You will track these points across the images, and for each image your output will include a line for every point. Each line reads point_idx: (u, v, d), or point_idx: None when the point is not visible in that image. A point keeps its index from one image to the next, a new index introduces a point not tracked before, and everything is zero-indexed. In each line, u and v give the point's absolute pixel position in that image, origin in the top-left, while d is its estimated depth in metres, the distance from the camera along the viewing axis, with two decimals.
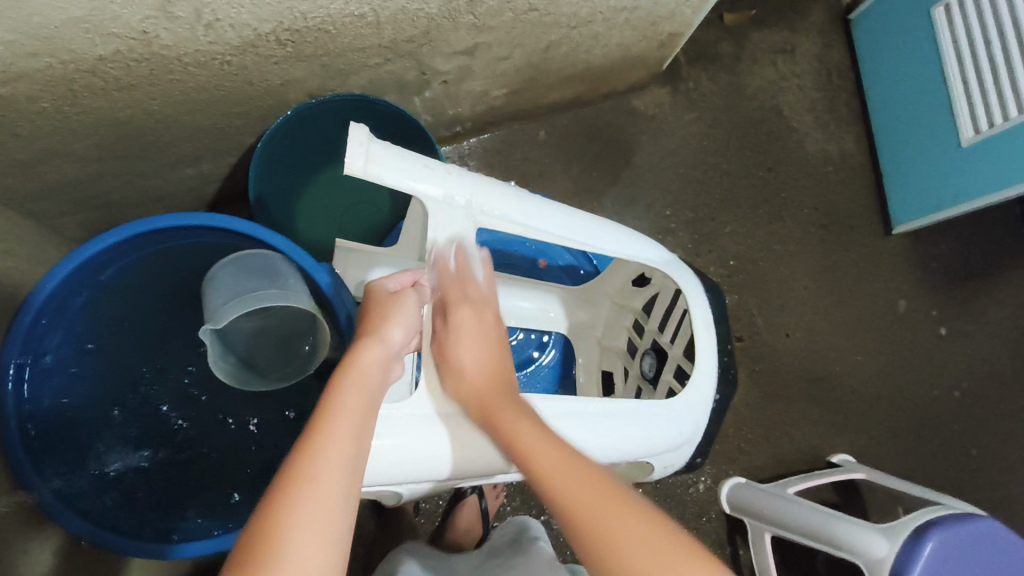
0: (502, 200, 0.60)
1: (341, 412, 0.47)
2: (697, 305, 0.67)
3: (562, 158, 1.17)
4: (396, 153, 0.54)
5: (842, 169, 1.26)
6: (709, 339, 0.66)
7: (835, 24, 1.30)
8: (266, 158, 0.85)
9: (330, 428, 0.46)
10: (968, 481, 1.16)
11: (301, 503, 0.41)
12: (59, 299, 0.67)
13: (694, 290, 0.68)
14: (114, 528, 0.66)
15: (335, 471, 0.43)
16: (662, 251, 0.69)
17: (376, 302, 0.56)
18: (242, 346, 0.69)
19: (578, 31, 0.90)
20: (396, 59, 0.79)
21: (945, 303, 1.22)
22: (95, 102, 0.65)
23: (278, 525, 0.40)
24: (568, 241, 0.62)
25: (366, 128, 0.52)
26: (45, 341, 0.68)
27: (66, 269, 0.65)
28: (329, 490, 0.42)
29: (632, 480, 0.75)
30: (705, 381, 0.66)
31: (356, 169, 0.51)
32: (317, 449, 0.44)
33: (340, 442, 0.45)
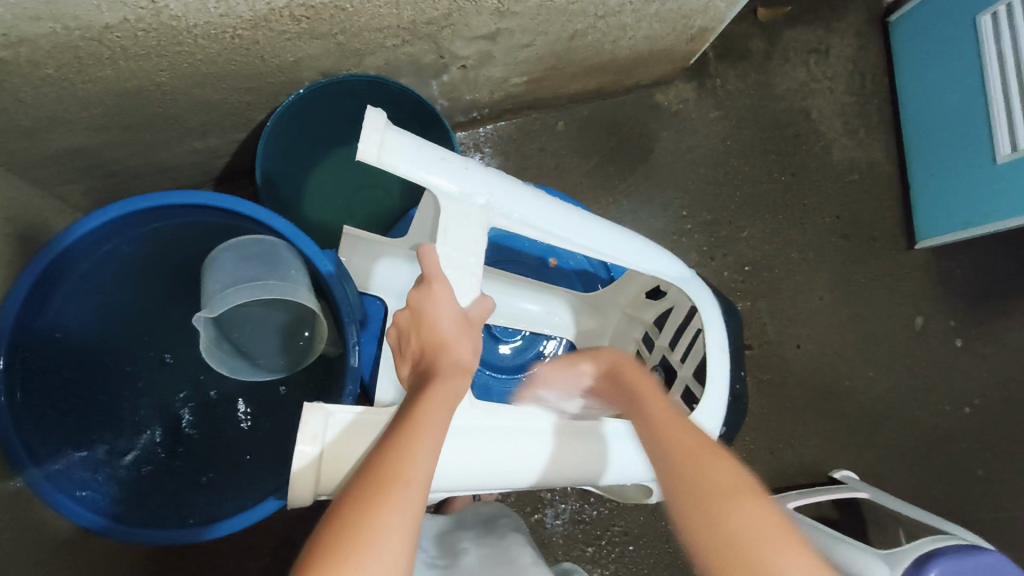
0: (522, 203, 0.56)
1: (431, 428, 0.46)
2: (714, 327, 0.65)
3: (579, 150, 1.14)
4: (413, 143, 0.51)
5: (868, 179, 1.22)
6: (722, 362, 0.64)
7: (873, 26, 1.25)
8: (274, 136, 0.83)
9: (421, 446, 0.44)
10: (973, 503, 1.14)
11: (387, 506, 0.41)
12: (54, 272, 0.65)
13: (711, 312, 0.65)
14: (104, 512, 0.64)
15: (421, 495, 0.43)
16: (682, 267, 0.66)
17: (449, 313, 0.51)
18: (236, 330, 0.69)
19: (605, 21, 0.86)
20: (414, 41, 0.76)
21: (964, 323, 1.19)
22: (102, 71, 0.62)
23: (366, 543, 0.39)
24: (586, 249, 0.59)
25: (383, 113, 0.49)
26: (39, 315, 0.66)
27: (61, 243, 0.63)
28: (416, 515, 0.42)
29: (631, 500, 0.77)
30: (717, 409, 0.63)
31: (370, 158, 0.49)
32: (409, 470, 0.43)
33: (428, 465, 0.44)
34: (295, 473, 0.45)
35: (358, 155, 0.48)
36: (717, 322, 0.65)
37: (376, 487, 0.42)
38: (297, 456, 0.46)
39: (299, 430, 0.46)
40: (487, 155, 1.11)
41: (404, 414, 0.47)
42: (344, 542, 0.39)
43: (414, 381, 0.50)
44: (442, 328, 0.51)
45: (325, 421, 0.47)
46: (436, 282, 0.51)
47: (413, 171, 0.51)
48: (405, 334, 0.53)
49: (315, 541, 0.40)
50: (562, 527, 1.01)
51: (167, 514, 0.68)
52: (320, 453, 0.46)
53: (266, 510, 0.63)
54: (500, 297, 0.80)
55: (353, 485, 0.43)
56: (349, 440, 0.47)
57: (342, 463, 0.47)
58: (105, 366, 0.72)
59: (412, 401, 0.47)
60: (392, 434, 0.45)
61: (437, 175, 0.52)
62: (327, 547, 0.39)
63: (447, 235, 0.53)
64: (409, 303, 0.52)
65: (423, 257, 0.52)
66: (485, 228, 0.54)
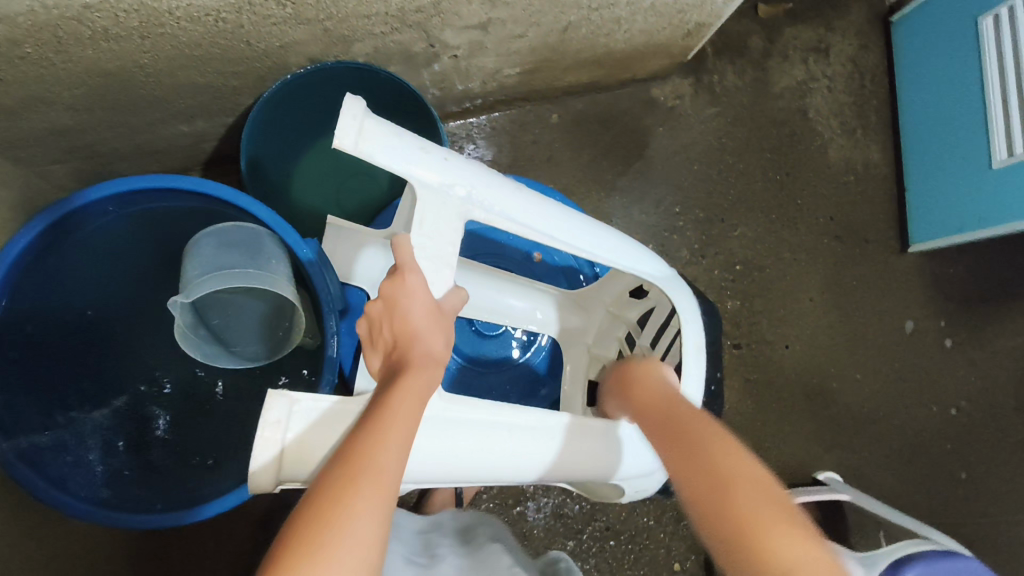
0: (501, 197, 0.55)
1: (402, 420, 0.45)
2: (690, 326, 0.66)
3: (573, 144, 1.13)
4: (392, 132, 0.49)
5: (864, 180, 1.21)
6: (698, 363, 0.65)
7: (874, 25, 1.24)
8: (260, 121, 0.82)
9: (393, 437, 0.44)
10: (955, 506, 1.14)
11: (360, 501, 0.41)
12: (38, 247, 0.66)
13: (690, 311, 0.67)
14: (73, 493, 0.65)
15: (393, 485, 0.43)
16: (662, 266, 0.68)
17: (422, 304, 0.50)
18: (215, 314, 0.69)
19: (598, 13, 0.85)
20: (403, 29, 0.76)
21: (954, 328, 1.18)
22: (82, 51, 0.62)
23: (337, 533, 0.39)
24: (566, 244, 0.59)
25: (362, 100, 0.48)
26: (23, 289, 0.66)
27: (46, 220, 0.64)
28: (388, 505, 0.42)
29: (603, 498, 0.78)
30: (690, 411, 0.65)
31: (347, 146, 0.47)
32: (380, 461, 0.43)
33: (400, 456, 0.44)
34: (256, 461, 0.44)
35: (334, 142, 0.46)
36: (693, 320, 0.66)
37: (350, 478, 0.42)
38: (258, 443, 0.45)
39: (261, 417, 0.45)
40: (480, 146, 1.10)
41: (376, 404, 0.46)
42: (315, 531, 0.39)
43: (385, 373, 0.49)
44: (415, 319, 0.50)
45: (289, 408, 0.46)
46: (409, 274, 0.50)
47: (392, 160, 0.49)
48: (374, 324, 0.51)
49: (283, 534, 0.40)
50: (544, 520, 1.02)
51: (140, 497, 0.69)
52: (284, 442, 0.45)
53: (234, 500, 0.63)
54: (478, 292, 0.76)
55: (323, 478, 0.42)
56: (312, 429, 0.46)
57: (304, 453, 0.46)
58: (84, 349, 0.72)
59: (384, 392, 0.47)
60: (362, 426, 0.45)
61: (416, 166, 0.50)
62: (300, 537, 0.39)
63: (424, 226, 0.52)
64: (380, 293, 0.51)
65: (397, 247, 0.50)
66: (462, 221, 0.53)
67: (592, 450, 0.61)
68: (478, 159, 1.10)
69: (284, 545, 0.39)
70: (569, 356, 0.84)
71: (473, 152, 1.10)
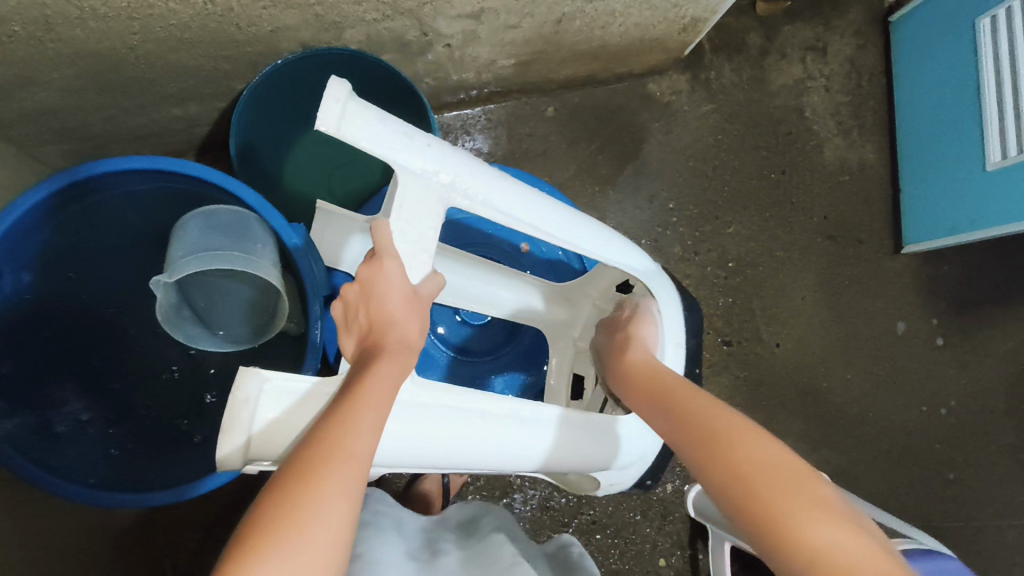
0: (487, 186, 0.54)
1: (375, 402, 0.45)
2: (671, 323, 0.70)
3: (568, 137, 1.13)
4: (376, 116, 0.47)
5: (859, 180, 1.21)
6: (677, 355, 0.70)
7: (872, 25, 1.23)
8: (250, 106, 0.82)
9: (367, 417, 0.44)
10: (942, 507, 1.14)
11: (330, 479, 0.41)
12: (33, 219, 0.65)
13: (670, 301, 0.70)
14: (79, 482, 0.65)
15: (364, 467, 0.43)
16: (645, 260, 0.68)
17: (399, 290, 0.50)
18: (200, 299, 0.69)
19: (593, 5, 0.85)
20: (395, 16, 0.76)
21: (945, 330, 1.18)
22: (71, 31, 0.62)
23: (307, 513, 0.39)
24: (551, 237, 0.59)
25: (347, 82, 0.45)
26: (16, 259, 0.66)
27: (44, 192, 0.64)
28: (359, 486, 0.42)
29: (579, 490, 0.79)
30: None
31: (329, 130, 0.45)
32: (352, 443, 0.43)
33: (372, 438, 0.44)
34: (224, 436, 0.44)
35: (317, 125, 0.44)
36: (677, 315, 0.70)
37: (321, 456, 0.42)
38: (228, 420, 0.45)
39: (231, 395, 0.45)
40: (476, 138, 1.10)
41: (349, 384, 0.46)
42: (285, 511, 0.39)
43: (359, 357, 0.49)
44: (392, 305, 0.50)
45: (260, 386, 0.46)
46: (387, 259, 0.49)
47: (375, 144, 0.47)
48: (351, 307, 0.51)
49: (254, 508, 0.40)
50: (530, 512, 1.02)
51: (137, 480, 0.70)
52: (251, 421, 0.45)
53: (222, 480, 0.63)
54: (469, 281, 0.75)
55: (294, 456, 0.42)
56: (284, 408, 0.46)
57: (274, 431, 0.46)
58: (70, 329, 0.72)
59: (358, 376, 0.47)
60: (334, 406, 0.45)
61: (399, 151, 0.49)
62: (269, 517, 0.39)
63: (404, 212, 0.50)
64: (358, 277, 0.50)
65: (376, 231, 0.50)
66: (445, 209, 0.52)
67: (572, 442, 0.60)
68: (474, 150, 1.10)
69: (254, 519, 0.40)
70: (555, 348, 0.83)
71: (469, 143, 1.10)
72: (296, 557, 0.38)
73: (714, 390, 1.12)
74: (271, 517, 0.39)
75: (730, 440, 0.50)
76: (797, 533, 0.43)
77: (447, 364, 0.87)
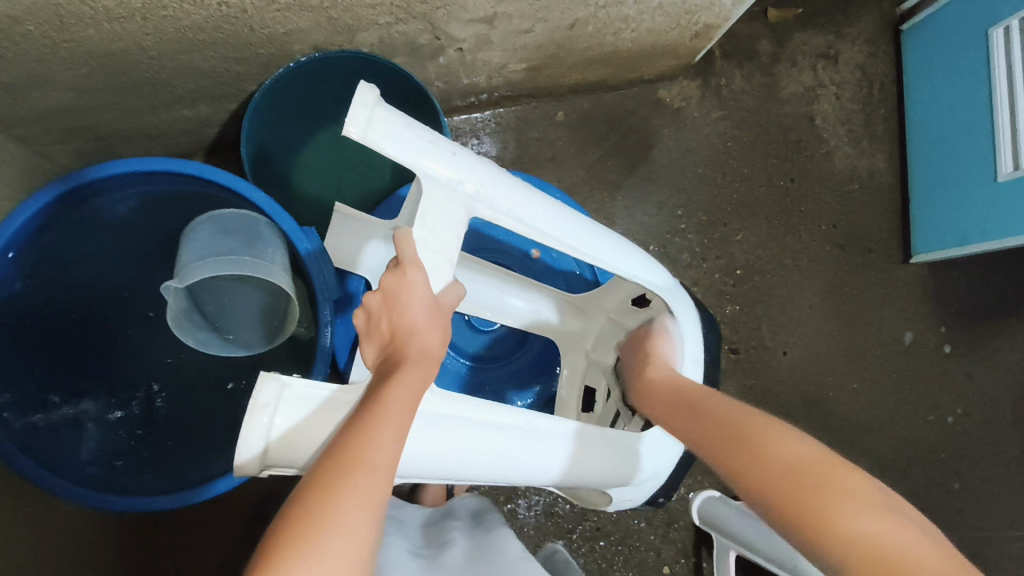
0: (510, 196, 0.53)
1: (398, 413, 0.45)
2: (690, 342, 0.70)
3: (577, 143, 1.12)
4: (405, 124, 0.48)
5: (868, 189, 1.20)
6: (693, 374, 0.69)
7: (884, 33, 1.23)
8: (263, 108, 0.82)
9: (388, 429, 0.44)
10: (948, 517, 1.14)
11: (353, 491, 0.41)
12: (41, 220, 0.65)
13: (689, 323, 0.69)
14: (68, 478, 0.65)
15: (385, 479, 0.42)
16: (664, 275, 0.68)
17: (422, 301, 0.49)
18: (209, 303, 0.69)
19: (607, 11, 0.85)
20: (408, 20, 0.75)
21: (953, 341, 1.18)
22: (84, 31, 0.61)
23: (329, 526, 0.39)
24: (573, 251, 0.58)
25: (376, 89, 0.46)
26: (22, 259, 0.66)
27: (53, 193, 0.63)
28: (381, 499, 0.42)
29: (590, 504, 0.78)
30: None
31: (356, 135, 0.45)
32: (373, 454, 0.42)
33: (393, 450, 0.44)
34: (242, 442, 0.43)
35: (344, 131, 0.45)
36: (695, 333, 0.70)
37: (343, 467, 0.41)
38: (246, 424, 0.44)
39: (251, 399, 0.44)
40: (485, 142, 1.10)
41: (371, 393, 0.46)
42: (308, 524, 0.39)
43: (379, 367, 0.48)
44: (413, 315, 0.49)
45: (279, 392, 0.45)
46: (411, 269, 0.49)
47: (402, 152, 0.47)
48: (372, 316, 0.51)
49: (278, 518, 0.40)
50: (534, 518, 1.01)
51: (144, 482, 0.69)
52: (271, 427, 0.45)
53: (230, 483, 0.64)
54: (484, 288, 0.75)
55: (316, 467, 0.42)
56: (302, 415, 0.45)
57: (292, 438, 0.45)
58: (79, 330, 0.72)
59: (379, 386, 0.46)
60: (356, 416, 0.45)
61: (425, 159, 0.49)
62: (292, 530, 0.38)
63: (427, 220, 0.50)
64: (380, 285, 0.50)
65: (399, 239, 0.49)
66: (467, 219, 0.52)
67: (589, 455, 0.60)
68: (482, 153, 1.09)
69: (277, 529, 0.39)
70: (566, 358, 0.82)
71: (477, 147, 1.10)
72: (318, 572, 0.37)
73: None
74: (295, 530, 0.39)
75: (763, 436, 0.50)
76: (830, 521, 0.43)
77: (455, 370, 0.86)
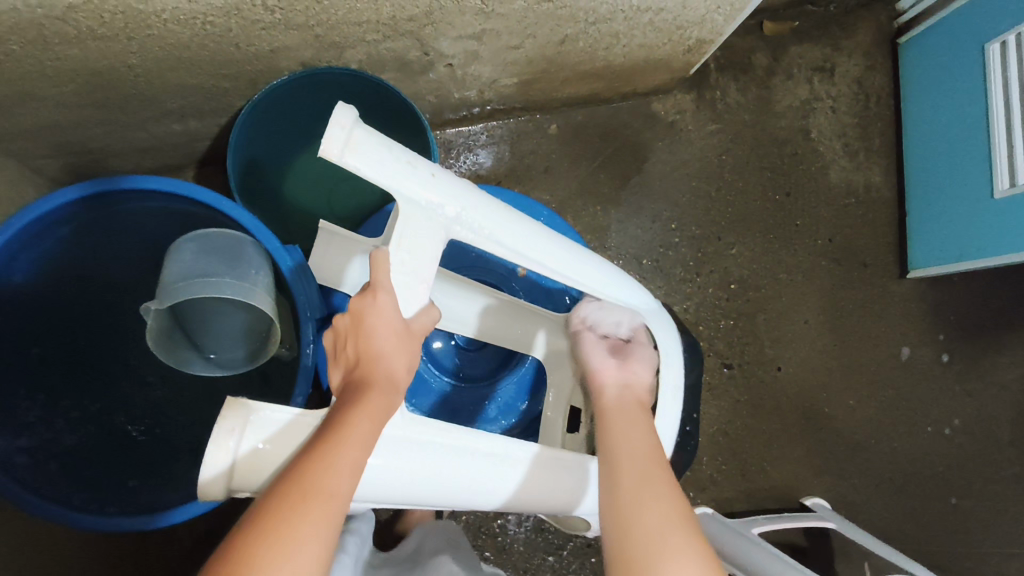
0: (492, 219, 0.53)
1: (357, 441, 0.45)
2: (673, 368, 0.69)
3: (570, 156, 1.12)
4: (381, 144, 0.47)
5: (864, 203, 1.19)
6: (676, 399, 0.68)
7: (881, 46, 1.22)
8: (251, 124, 0.81)
9: (347, 457, 0.44)
10: (943, 534, 1.12)
11: (305, 520, 0.41)
12: (24, 239, 0.65)
13: (670, 343, 0.70)
14: (64, 504, 0.64)
15: (340, 509, 0.43)
16: (647, 298, 0.68)
17: (390, 325, 0.49)
18: (192, 321, 0.68)
19: (597, 27, 0.84)
20: (396, 37, 0.75)
21: (950, 358, 1.16)
22: (69, 49, 0.62)
23: (280, 550, 0.39)
24: (552, 273, 0.57)
25: (354, 110, 0.45)
26: (5, 277, 0.66)
27: (36, 212, 0.63)
28: (332, 529, 0.42)
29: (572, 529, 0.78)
30: (667, 444, 0.68)
31: (334, 156, 0.45)
32: (331, 484, 0.43)
33: (352, 479, 0.44)
34: (205, 469, 0.44)
35: (320, 152, 0.44)
36: (675, 357, 0.69)
37: (297, 495, 0.41)
38: (211, 450, 0.44)
39: (217, 424, 0.44)
40: (478, 154, 1.10)
41: (332, 417, 0.46)
42: (260, 550, 0.39)
43: (344, 390, 0.48)
44: (381, 339, 0.49)
45: (246, 416, 0.45)
46: (381, 292, 0.48)
47: (377, 173, 0.47)
48: (340, 338, 0.51)
49: (230, 541, 0.40)
50: (524, 534, 1.01)
51: (127, 502, 0.69)
52: (237, 453, 0.45)
53: (196, 509, 0.63)
54: (472, 310, 0.76)
55: (272, 492, 0.42)
56: (267, 443, 0.45)
57: (258, 463, 0.45)
58: (63, 346, 0.72)
59: (344, 410, 0.46)
60: (314, 441, 0.45)
61: (399, 180, 0.48)
62: (240, 554, 0.39)
63: (406, 243, 0.50)
64: (350, 307, 0.49)
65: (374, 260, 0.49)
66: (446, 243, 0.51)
67: (563, 479, 0.59)
68: (475, 165, 1.09)
69: (229, 553, 0.39)
70: (553, 379, 0.80)
71: (471, 159, 1.09)
72: None
73: (714, 414, 1.11)
74: (243, 558, 0.39)
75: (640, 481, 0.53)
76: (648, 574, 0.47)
77: (441, 391, 0.86)
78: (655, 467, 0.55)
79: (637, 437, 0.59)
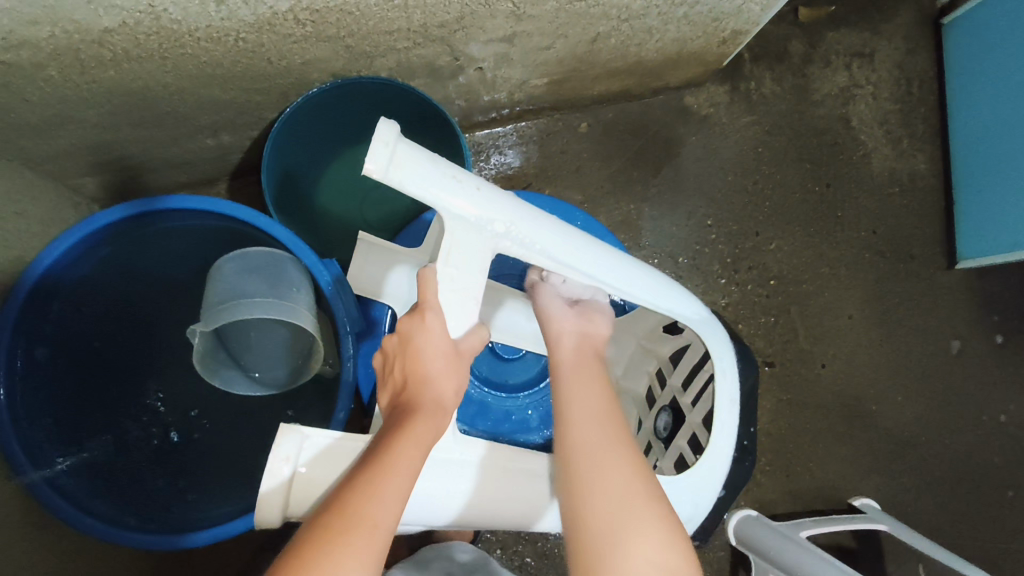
0: (540, 231, 0.51)
1: (403, 470, 0.44)
2: (726, 378, 0.67)
3: (601, 154, 1.10)
4: (426, 158, 0.46)
5: (909, 192, 1.15)
6: (731, 409, 0.67)
7: (923, 28, 1.17)
8: (286, 137, 0.81)
9: (390, 487, 0.43)
10: (1001, 532, 1.08)
11: (348, 552, 0.40)
12: (69, 262, 0.66)
13: (724, 353, 0.68)
14: (113, 521, 0.65)
15: (385, 541, 0.42)
16: (698, 306, 0.66)
17: (439, 347, 0.48)
18: (235, 341, 0.69)
19: (629, 23, 0.82)
20: (426, 44, 0.74)
21: (1001, 350, 1.12)
22: (104, 72, 0.62)
23: None
24: (600, 283, 0.55)
25: (396, 125, 0.45)
26: (51, 300, 0.67)
27: (79, 235, 0.64)
28: (375, 561, 0.41)
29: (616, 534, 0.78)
30: (720, 457, 0.66)
31: (377, 172, 0.44)
32: (375, 514, 0.42)
33: (397, 508, 0.43)
34: (262, 493, 0.45)
35: (365, 168, 0.43)
36: (729, 367, 0.67)
37: (341, 526, 0.41)
38: (266, 474, 0.45)
39: (272, 451, 0.45)
40: (507, 155, 1.09)
41: (379, 443, 0.46)
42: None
43: (393, 414, 0.48)
44: (429, 361, 0.48)
45: (298, 442, 0.46)
46: (430, 312, 0.48)
47: (421, 188, 0.46)
48: (389, 360, 0.51)
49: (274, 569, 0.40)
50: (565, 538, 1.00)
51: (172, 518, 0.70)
52: (290, 477, 0.45)
53: (222, 529, 0.63)
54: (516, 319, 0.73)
55: (316, 522, 0.42)
56: (318, 468, 0.46)
57: (308, 488, 0.45)
58: (110, 363, 0.74)
59: (390, 436, 0.46)
60: (360, 468, 0.44)
61: (445, 194, 0.47)
62: None
63: (452, 258, 0.49)
64: (399, 328, 0.49)
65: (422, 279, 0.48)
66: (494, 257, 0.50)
67: None
68: (504, 166, 1.08)
69: None
70: None
71: (500, 160, 1.08)
72: None
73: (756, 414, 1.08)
74: None
75: (596, 468, 0.52)
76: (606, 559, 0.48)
77: (501, 408, 0.86)
78: (609, 448, 0.53)
79: (590, 396, 0.57)
